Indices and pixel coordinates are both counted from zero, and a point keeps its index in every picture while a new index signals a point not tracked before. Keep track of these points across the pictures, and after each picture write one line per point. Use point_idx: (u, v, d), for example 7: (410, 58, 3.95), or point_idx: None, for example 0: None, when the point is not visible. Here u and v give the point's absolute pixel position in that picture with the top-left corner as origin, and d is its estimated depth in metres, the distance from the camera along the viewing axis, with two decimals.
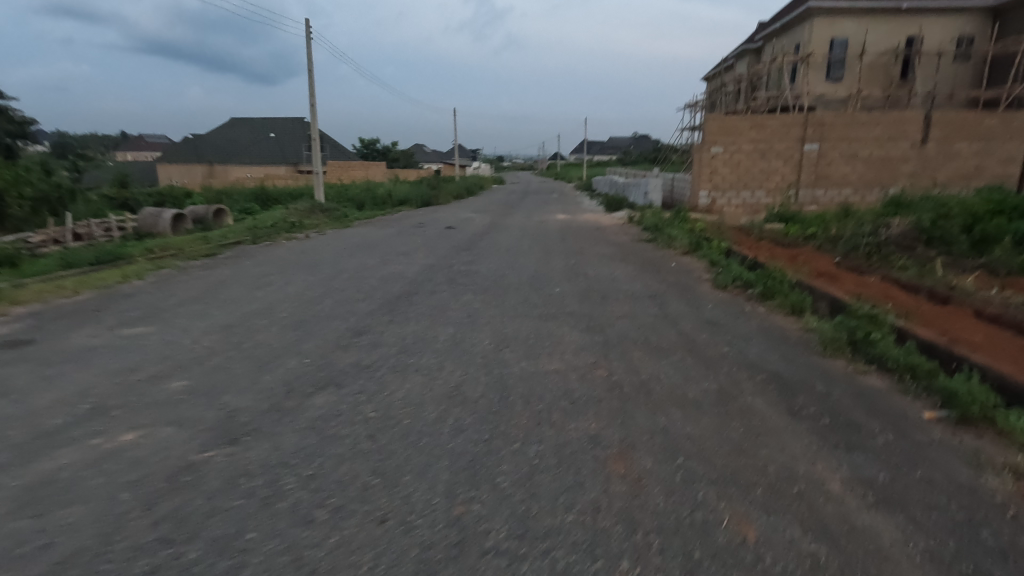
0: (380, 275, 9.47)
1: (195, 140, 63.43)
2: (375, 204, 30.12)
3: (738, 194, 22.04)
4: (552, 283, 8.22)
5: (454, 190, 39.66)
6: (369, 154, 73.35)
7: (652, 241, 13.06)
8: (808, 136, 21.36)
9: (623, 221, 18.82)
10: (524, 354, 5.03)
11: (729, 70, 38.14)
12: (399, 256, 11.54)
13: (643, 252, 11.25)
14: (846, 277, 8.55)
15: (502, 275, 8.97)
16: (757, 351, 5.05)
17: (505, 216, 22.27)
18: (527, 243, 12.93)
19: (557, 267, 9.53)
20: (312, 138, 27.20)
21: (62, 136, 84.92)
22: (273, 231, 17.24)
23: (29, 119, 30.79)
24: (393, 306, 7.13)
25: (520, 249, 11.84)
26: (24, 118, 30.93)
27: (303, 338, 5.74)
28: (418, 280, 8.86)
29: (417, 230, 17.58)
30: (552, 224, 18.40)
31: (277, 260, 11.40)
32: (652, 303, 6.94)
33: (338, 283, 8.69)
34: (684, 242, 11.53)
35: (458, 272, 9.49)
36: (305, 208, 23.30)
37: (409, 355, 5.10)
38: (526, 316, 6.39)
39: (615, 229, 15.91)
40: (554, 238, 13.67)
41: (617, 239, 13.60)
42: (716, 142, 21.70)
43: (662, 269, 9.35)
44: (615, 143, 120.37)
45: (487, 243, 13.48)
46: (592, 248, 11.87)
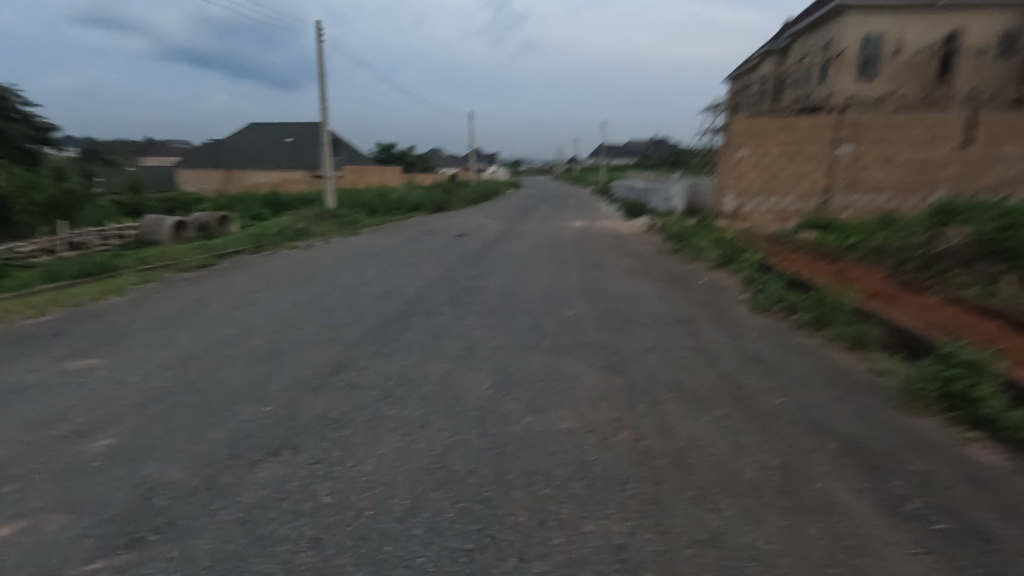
0: (377, 291, 8.64)
1: (214, 145, 63.76)
2: (388, 210, 29.45)
3: (766, 200, 20.81)
4: (567, 304, 7.26)
5: (470, 195, 38.86)
6: (385, 159, 73.06)
7: (677, 251, 12.01)
8: (841, 138, 20.10)
9: (644, 228, 17.76)
10: (529, 404, 4.09)
11: (754, 70, 36.80)
12: (401, 269, 10.71)
13: (668, 266, 10.26)
14: (905, 297, 7.43)
15: (511, 292, 8.07)
16: (824, 402, 4.04)
17: (520, 223, 21.37)
18: (541, 254, 12.00)
19: (573, 283, 8.60)
20: (324, 143, 26.63)
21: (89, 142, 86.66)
22: (277, 239, 16.55)
23: (50, 125, 31.00)
24: (384, 332, 6.24)
25: (533, 261, 10.94)
26: (46, 125, 31.02)
27: (272, 374, 4.90)
28: (417, 298, 8.02)
29: (427, 237, 16.73)
30: (569, 232, 17.42)
31: (272, 272, 10.66)
32: (683, 331, 5.94)
33: (330, 301, 7.88)
34: (713, 255, 10.49)
35: (462, 288, 8.61)
36: (315, 214, 22.68)
37: (391, 403, 4.20)
38: (535, 347, 5.46)
39: (636, 238, 14.88)
40: (570, 248, 12.75)
41: (637, 249, 12.61)
42: (742, 145, 20.54)
43: (691, 286, 8.33)
44: (633, 146, 118.89)
45: (499, 253, 12.59)
46: (610, 260, 10.91)
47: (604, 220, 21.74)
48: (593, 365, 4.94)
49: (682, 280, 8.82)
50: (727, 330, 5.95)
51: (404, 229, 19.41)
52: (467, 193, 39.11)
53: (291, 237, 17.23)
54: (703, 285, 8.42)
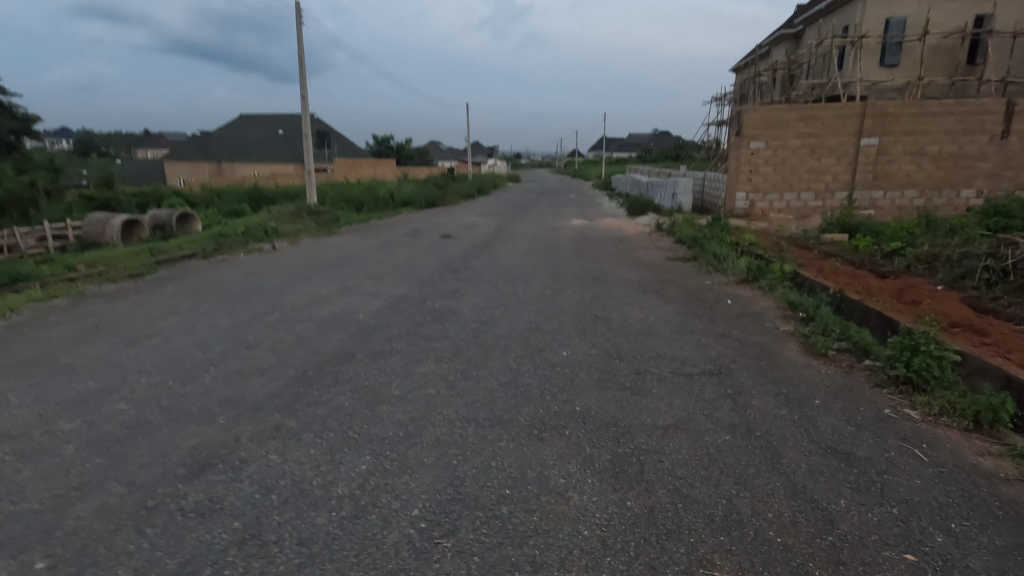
0: (324, 314, 6.93)
1: (203, 137, 61.84)
2: (376, 206, 27.74)
3: (782, 197, 19.09)
4: (558, 339, 5.55)
5: (464, 190, 37.05)
6: (381, 152, 71.16)
7: (690, 259, 10.29)
8: (866, 130, 18.34)
9: (649, 228, 16.02)
10: (481, 568, 2.39)
11: (763, 58, 34.94)
12: (363, 281, 9.00)
13: (682, 279, 8.54)
14: (999, 331, 5.70)
15: (488, 319, 6.37)
16: (992, 569, 2.34)
17: (514, 221, 19.64)
18: (532, 262, 10.29)
19: (567, 305, 6.89)
20: (304, 134, 24.82)
21: (84, 136, 85.32)
22: (240, 240, 14.83)
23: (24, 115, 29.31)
24: (305, 387, 4.54)
25: (520, 272, 9.24)
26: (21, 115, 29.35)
27: (102, 475, 3.22)
28: (369, 326, 6.34)
29: (408, 239, 15.00)
30: (567, 232, 15.70)
31: (210, 284, 8.96)
32: (722, 391, 4.21)
33: (257, 330, 6.17)
34: (736, 266, 8.76)
35: (430, 311, 6.92)
36: (292, 211, 20.95)
37: (253, 556, 2.51)
38: (509, 421, 3.76)
39: (642, 240, 13.18)
40: (567, 255, 11.05)
41: (644, 256, 10.87)
42: (756, 137, 18.78)
43: (717, 311, 6.60)
44: (635, 140, 116.77)
45: (483, 260, 10.86)
46: (613, 271, 9.19)
47: (604, 218, 19.98)
48: (592, 461, 3.23)
49: (704, 301, 7.09)
50: (782, 389, 4.23)
51: (385, 228, 17.64)
52: (461, 188, 37.28)
53: (257, 237, 15.50)
54: (732, 308, 6.69)
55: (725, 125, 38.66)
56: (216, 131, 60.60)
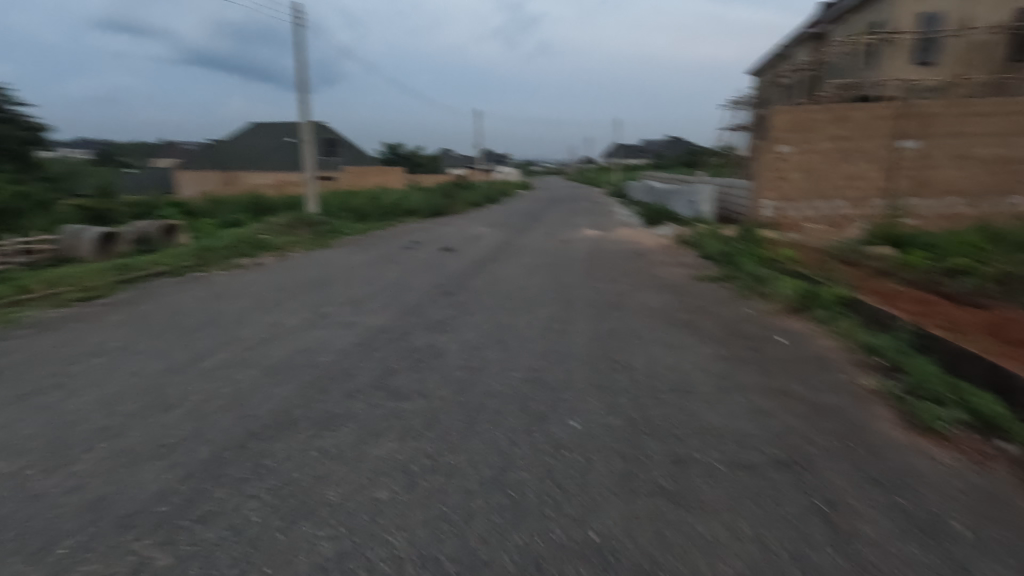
0: (281, 354, 5.66)
1: (214, 146, 61.57)
2: (380, 216, 26.67)
3: (812, 205, 17.67)
4: (566, 399, 4.23)
5: (473, 198, 35.89)
6: (392, 160, 70.50)
7: (721, 276, 8.95)
8: (906, 131, 16.82)
9: (670, 240, 14.66)
10: None
11: (785, 59, 33.42)
12: (342, 307, 7.75)
13: (716, 305, 7.16)
14: None
15: (477, 366, 5.05)
16: None
17: (522, 232, 18.36)
18: (538, 284, 8.97)
19: (579, 345, 5.56)
20: (304, 142, 23.78)
21: (102, 147, 86.29)
22: (224, 255, 13.70)
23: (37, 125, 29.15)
24: (213, 480, 3.27)
25: (524, 297, 7.92)
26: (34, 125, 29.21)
27: None
28: (328, 373, 5.05)
29: (405, 253, 13.77)
30: (579, 244, 14.40)
31: (167, 310, 7.78)
32: (809, 504, 2.84)
33: (188, 380, 4.90)
34: (781, 289, 7.39)
35: (409, 352, 5.61)
36: (289, 221, 19.90)
37: None
38: (487, 565, 2.44)
39: (663, 255, 11.83)
40: (578, 273, 9.74)
41: (666, 275, 9.51)
42: (784, 141, 17.43)
43: (769, 353, 5.22)
44: (649, 146, 115.16)
45: (484, 280, 9.57)
46: (634, 296, 7.84)
47: (619, 228, 18.64)
48: None
49: (749, 338, 5.71)
50: (899, 501, 2.86)
51: (385, 240, 16.49)
52: (470, 196, 36.12)
53: (244, 251, 14.37)
54: (788, 350, 5.30)
55: (744, 130, 37.12)
56: (227, 141, 60.27)
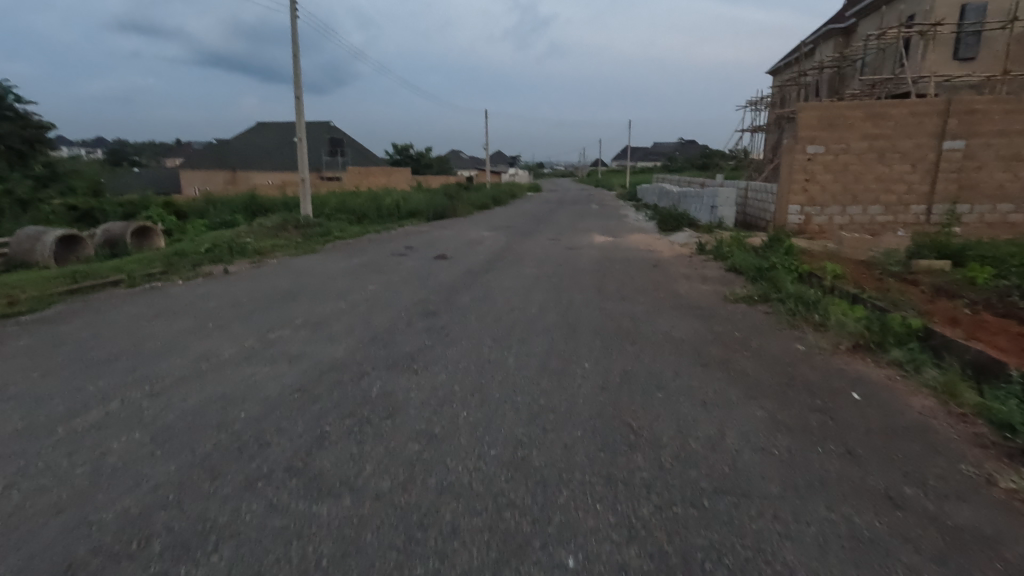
0: (189, 405, 4.28)
1: (219, 145, 60.66)
2: (379, 217, 25.45)
3: (843, 210, 16.46)
4: (561, 509, 2.81)
5: (478, 200, 34.52)
6: (399, 160, 69.41)
7: (757, 288, 7.82)
8: (950, 130, 15.48)
9: (689, 247, 13.32)
10: None
11: (807, 57, 31.92)
12: (296, 332, 6.38)
13: (756, 338, 5.71)
14: None
15: (441, 435, 3.65)
16: None
17: (526, 237, 16.95)
18: (537, 302, 7.58)
19: (583, 401, 4.13)
20: (297, 140, 22.57)
21: (113, 146, 86.13)
22: (195, 261, 12.42)
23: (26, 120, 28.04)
24: None
25: (518, 322, 6.51)
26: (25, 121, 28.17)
27: None
28: (234, 442, 3.65)
29: (393, 260, 12.43)
30: (587, 252, 13.01)
31: (86, 333, 6.44)
32: None
33: (39, 452, 3.53)
34: (838, 315, 5.96)
35: (356, 406, 4.22)
36: (277, 222, 18.64)
37: None
38: None
39: (683, 267, 10.41)
40: (585, 290, 8.29)
41: (688, 293, 8.05)
42: (813, 140, 16.26)
43: (846, 420, 3.78)
44: (660, 149, 113.52)
45: (475, 295, 8.21)
46: (654, 322, 6.40)
47: (632, 234, 17.18)
48: None
49: (813, 391, 4.25)
50: None
51: (376, 245, 15.17)
52: (474, 198, 34.75)
53: (219, 256, 13.10)
54: (872, 415, 3.84)
55: (763, 131, 35.54)
56: (232, 140, 59.36)
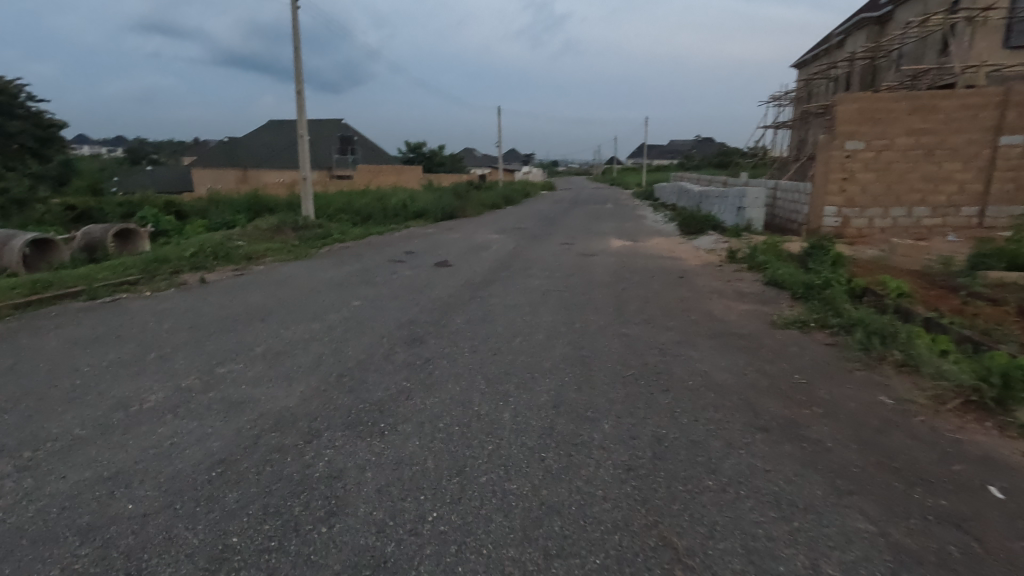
0: (62, 490, 3.15)
1: (231, 144, 60.25)
2: (385, 218, 24.49)
3: (885, 212, 15.09)
4: None
5: (488, 199, 33.34)
6: (412, 159, 68.68)
7: (810, 310, 6.55)
8: (1007, 124, 14.06)
9: (716, 254, 12.04)
10: None
11: (836, 49, 30.32)
12: (249, 367, 5.23)
13: (824, 384, 4.44)
14: None
15: (393, 562, 2.48)
16: None
17: (536, 241, 15.73)
18: (545, 325, 6.41)
19: (604, 496, 2.92)
20: (298, 137, 21.57)
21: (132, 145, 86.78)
22: (174, 267, 11.40)
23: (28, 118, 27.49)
24: None
25: (518, 357, 5.30)
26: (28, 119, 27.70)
27: None
28: (94, 566, 2.51)
29: (388, 267, 11.30)
30: (602, 258, 11.81)
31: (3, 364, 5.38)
32: None
33: None
34: (928, 353, 4.68)
35: (287, 496, 3.06)
36: (273, 223, 17.61)
37: None
38: None
39: (713, 279, 9.17)
40: (600, 311, 7.04)
41: (725, 315, 6.76)
42: (852, 135, 14.91)
43: (1000, 544, 2.53)
44: (676, 147, 111.62)
45: (473, 315, 7.07)
46: (688, 358, 5.14)
47: (651, 237, 15.91)
48: None
49: (931, 485, 3.00)
50: None
51: (375, 249, 14.11)
52: (485, 197, 33.57)
53: (202, 262, 12.07)
54: None
55: (787, 127, 34.00)
56: (243, 138, 58.91)
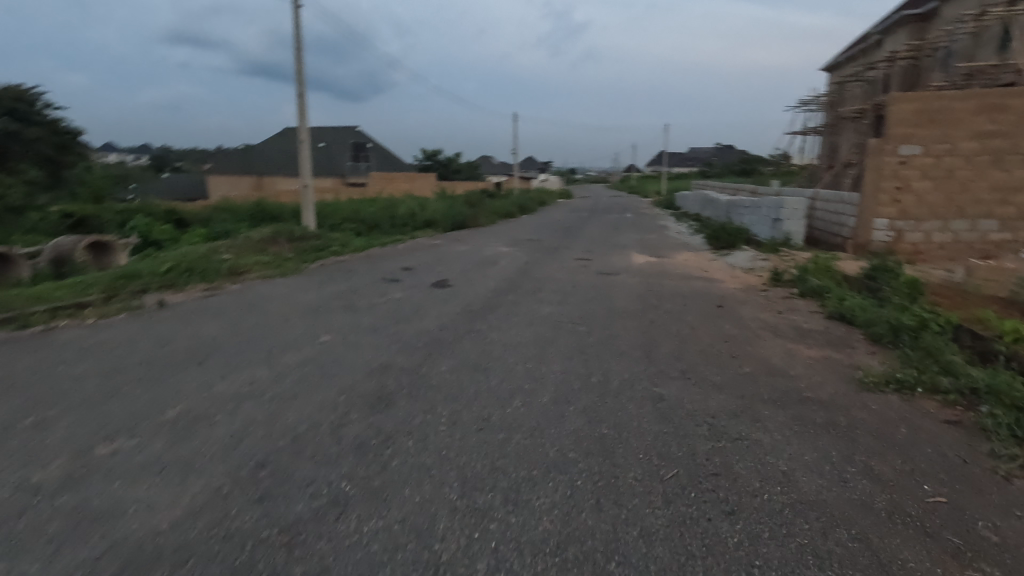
0: None
1: (246, 151, 59.92)
2: (392, 228, 23.25)
3: (945, 225, 13.32)
4: None
5: (501, 208, 31.92)
6: (428, 167, 67.86)
7: (904, 361, 4.96)
8: None
9: (756, 273, 10.44)
10: None
11: (872, 49, 28.45)
12: (144, 445, 3.83)
13: (977, 508, 2.89)
14: None
15: None
16: None
17: (549, 255, 14.25)
18: (553, 379, 4.93)
19: None
20: (300, 142, 20.40)
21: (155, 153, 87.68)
22: (141, 285, 10.15)
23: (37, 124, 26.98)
24: None
25: (513, 437, 3.80)
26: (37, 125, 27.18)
27: None
28: None
29: (379, 287, 9.92)
30: (624, 278, 10.29)
31: None
32: None
33: None
34: None
35: None
36: (266, 233, 16.36)
37: None
38: None
39: (760, 308, 7.59)
40: (625, 356, 5.50)
41: (788, 365, 5.17)
42: (907, 139, 13.23)
43: None
44: (696, 155, 109.51)
45: (464, 358, 5.62)
46: (753, 445, 3.60)
47: (678, 252, 14.34)
48: None
49: None
50: None
51: (371, 265, 12.79)
52: (498, 206, 32.18)
53: (175, 278, 10.80)
54: None
55: (818, 132, 32.07)
56: (258, 145, 58.53)
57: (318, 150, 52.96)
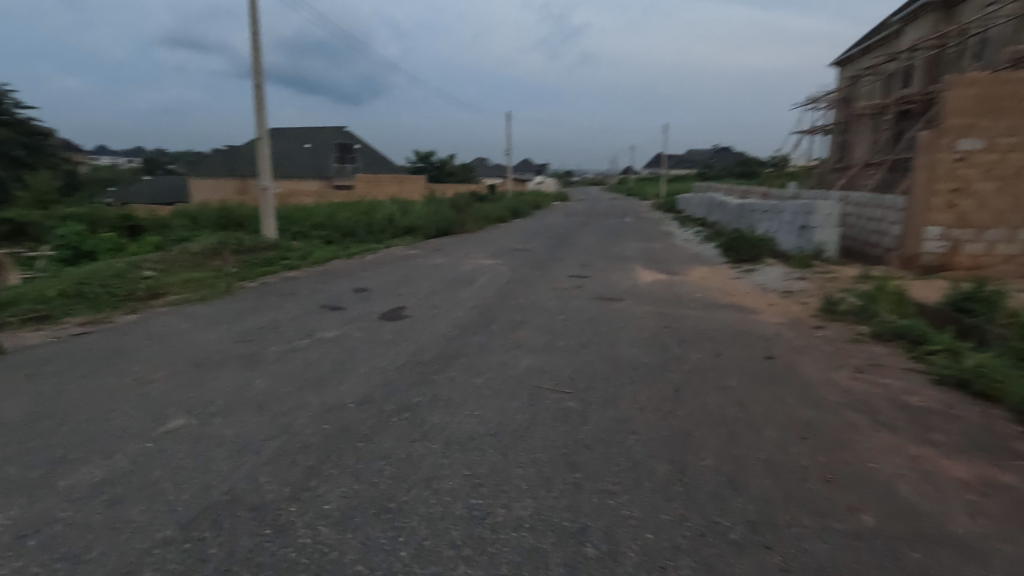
0: None
1: (230, 152, 57.44)
2: (368, 236, 20.95)
3: (1013, 233, 11.09)
4: None
5: (491, 213, 29.66)
6: (421, 169, 65.61)
7: None
8: None
9: (797, 299, 8.17)
10: None
11: (890, 40, 26.34)
12: None
13: None
14: None
15: None
16: None
17: (538, 270, 11.99)
18: (515, 549, 2.65)
19: None
20: (259, 139, 18.00)
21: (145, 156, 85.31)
22: (4, 318, 7.81)
23: None
24: None
25: None
26: None
27: None
28: None
29: (313, 321, 7.64)
30: (628, 305, 8.02)
31: None
32: None
33: None
34: None
35: None
36: (209, 244, 14.01)
37: None
38: None
39: (827, 362, 5.32)
40: (642, 485, 3.17)
41: (936, 509, 2.89)
42: (967, 130, 11.02)
43: None
44: (694, 157, 107.59)
45: (372, 480, 3.33)
46: None
47: (691, 266, 12.10)
48: None
49: None
50: None
51: (321, 286, 10.51)
52: (488, 210, 29.92)
53: (59, 307, 8.49)
54: None
55: (831, 131, 29.87)
56: (243, 146, 56.18)
57: (304, 152, 50.64)
